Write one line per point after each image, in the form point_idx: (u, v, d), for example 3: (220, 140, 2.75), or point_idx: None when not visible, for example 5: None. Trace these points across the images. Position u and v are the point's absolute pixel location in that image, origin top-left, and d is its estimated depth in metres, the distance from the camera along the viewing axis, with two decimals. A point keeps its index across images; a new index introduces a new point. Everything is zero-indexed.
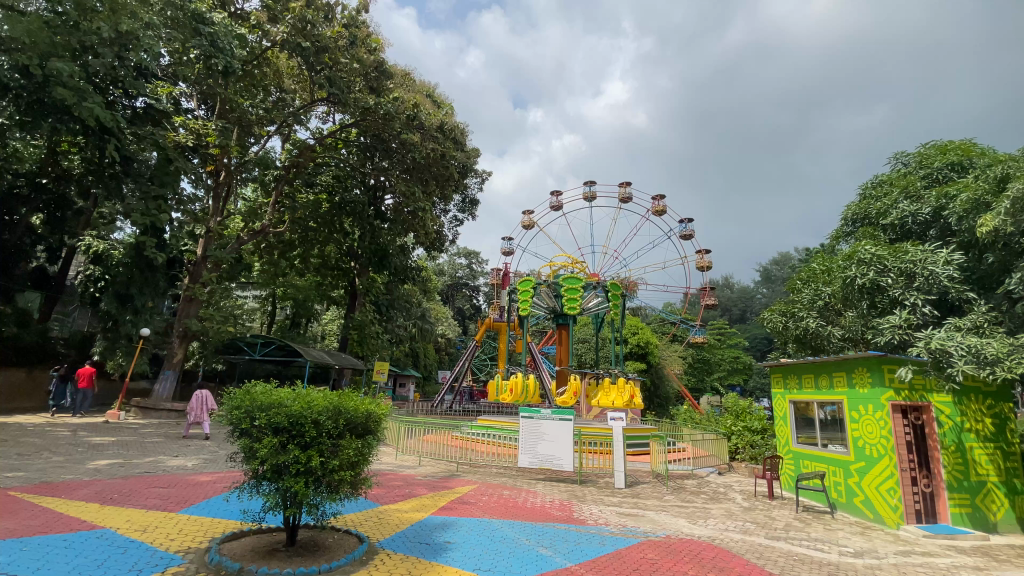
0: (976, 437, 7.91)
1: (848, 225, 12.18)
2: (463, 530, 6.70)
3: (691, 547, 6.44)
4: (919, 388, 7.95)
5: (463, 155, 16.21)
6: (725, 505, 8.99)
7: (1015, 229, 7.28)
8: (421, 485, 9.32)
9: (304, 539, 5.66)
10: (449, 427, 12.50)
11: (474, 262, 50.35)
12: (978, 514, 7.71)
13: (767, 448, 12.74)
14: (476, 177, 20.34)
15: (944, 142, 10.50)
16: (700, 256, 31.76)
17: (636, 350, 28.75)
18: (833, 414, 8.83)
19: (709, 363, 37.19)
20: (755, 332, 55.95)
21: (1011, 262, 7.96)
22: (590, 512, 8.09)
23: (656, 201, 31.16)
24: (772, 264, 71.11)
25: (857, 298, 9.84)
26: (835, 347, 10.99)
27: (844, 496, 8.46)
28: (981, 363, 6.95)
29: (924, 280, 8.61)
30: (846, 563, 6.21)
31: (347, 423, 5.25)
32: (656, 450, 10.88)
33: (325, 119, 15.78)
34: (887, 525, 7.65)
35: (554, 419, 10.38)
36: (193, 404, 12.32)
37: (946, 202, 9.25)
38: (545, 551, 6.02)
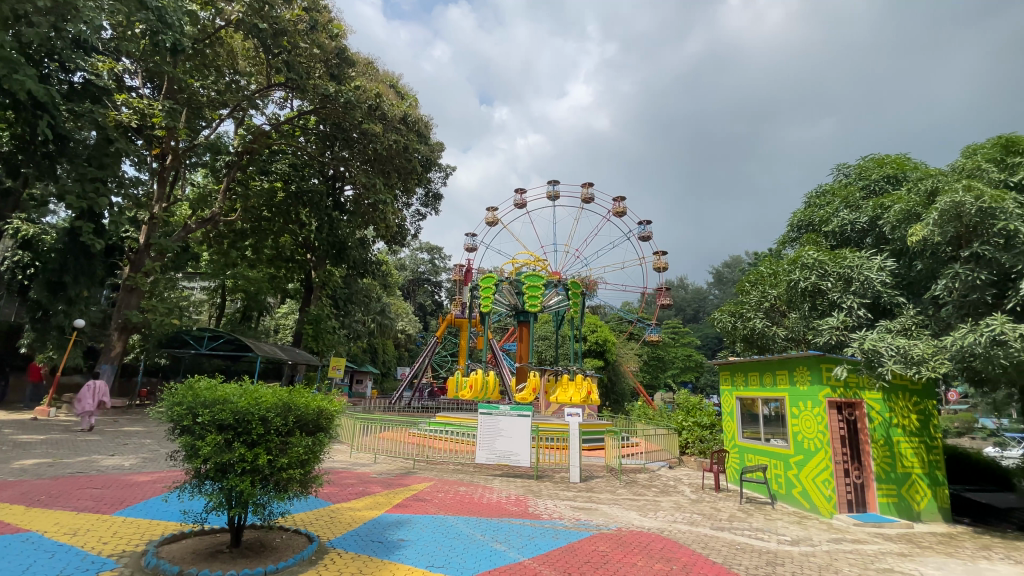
0: (902, 431, 8.50)
1: (793, 231, 12.80)
2: (418, 527, 6.64)
3: (641, 539, 6.63)
4: (853, 386, 8.47)
5: (427, 148, 15.94)
6: (675, 497, 9.32)
7: (942, 240, 7.88)
8: (376, 483, 9.19)
9: (250, 540, 5.47)
10: (407, 424, 12.35)
11: (437, 257, 49.92)
12: (903, 503, 8.29)
13: (715, 442, 13.29)
14: (439, 171, 20.11)
15: (881, 156, 11.18)
16: (658, 256, 32.63)
17: (595, 348, 29.27)
18: (776, 410, 9.30)
19: (663, 360, 38.36)
20: (707, 331, 58.19)
21: (936, 270, 8.61)
22: (545, 506, 8.19)
23: (617, 202, 31.74)
24: (724, 266, 74.03)
25: (799, 300, 10.41)
26: (779, 347, 11.57)
27: (784, 488, 8.95)
28: (909, 363, 7.49)
29: (860, 285, 9.23)
30: (784, 551, 6.56)
31: (297, 419, 5.09)
32: (611, 445, 11.16)
33: (283, 105, 15.16)
34: (822, 514, 8.14)
35: (512, 415, 10.43)
36: (82, 391, 11.73)
37: (881, 213, 9.88)
38: (499, 546, 6.05)
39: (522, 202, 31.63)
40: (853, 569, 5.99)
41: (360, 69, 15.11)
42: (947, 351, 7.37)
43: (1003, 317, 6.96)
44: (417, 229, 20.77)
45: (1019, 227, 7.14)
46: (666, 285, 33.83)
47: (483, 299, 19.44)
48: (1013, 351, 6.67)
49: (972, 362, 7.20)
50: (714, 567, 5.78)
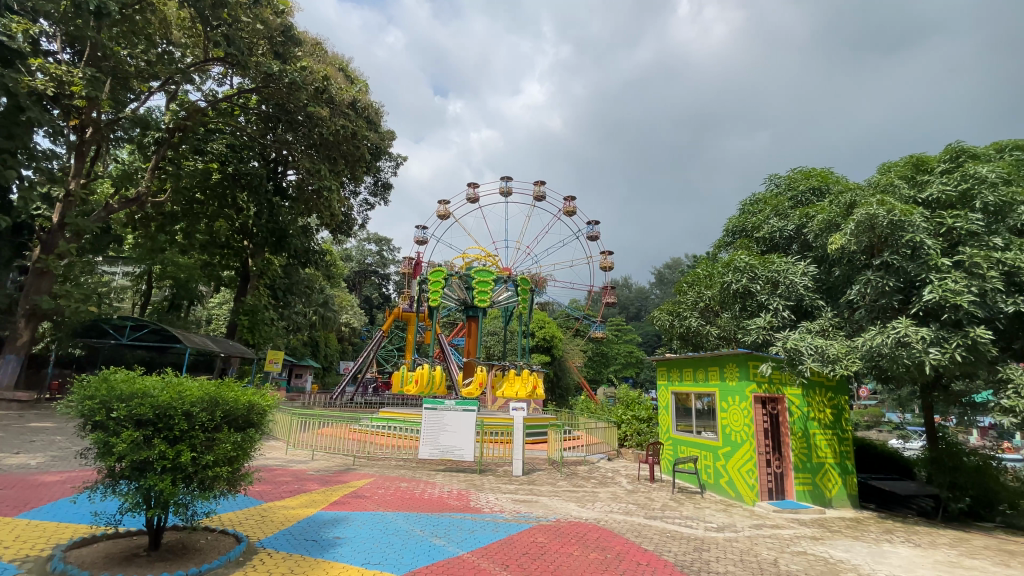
0: (817, 424, 9.19)
1: (728, 236, 13.51)
2: (356, 524, 6.49)
3: (578, 529, 6.81)
4: (776, 382, 9.09)
5: (376, 136, 15.49)
6: (612, 488, 9.66)
7: (857, 248, 8.60)
8: (312, 480, 8.90)
9: (171, 542, 5.15)
10: (349, 419, 12.04)
11: (386, 248, 48.77)
12: (817, 491, 8.97)
13: (652, 435, 13.87)
14: (390, 161, 19.62)
15: (808, 168, 11.95)
16: (605, 256, 33.47)
17: (542, 343, 29.69)
18: (708, 404, 9.82)
19: (607, 356, 39.58)
20: (647, 329, 60.63)
21: (852, 276, 9.37)
22: (487, 500, 8.24)
23: (568, 201, 32.22)
24: (666, 266, 77.15)
25: (731, 301, 11.08)
26: (712, 344, 12.23)
27: (713, 477, 9.49)
28: (825, 361, 8.14)
29: (785, 289, 9.93)
30: (710, 537, 6.96)
31: (225, 414, 4.82)
32: (553, 438, 11.38)
33: (221, 81, 14.25)
34: (746, 501, 8.70)
35: (457, 410, 10.40)
36: None
37: (806, 222, 10.62)
38: (438, 541, 6.03)
39: (474, 197, 31.45)
40: (771, 552, 6.44)
41: (307, 49, 14.44)
42: (859, 351, 8.05)
43: (907, 321, 7.68)
44: (365, 219, 20.17)
45: (923, 240, 7.90)
46: (612, 284, 34.81)
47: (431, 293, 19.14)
48: (914, 351, 7.39)
49: (879, 361, 7.92)
50: (646, 554, 6.03)
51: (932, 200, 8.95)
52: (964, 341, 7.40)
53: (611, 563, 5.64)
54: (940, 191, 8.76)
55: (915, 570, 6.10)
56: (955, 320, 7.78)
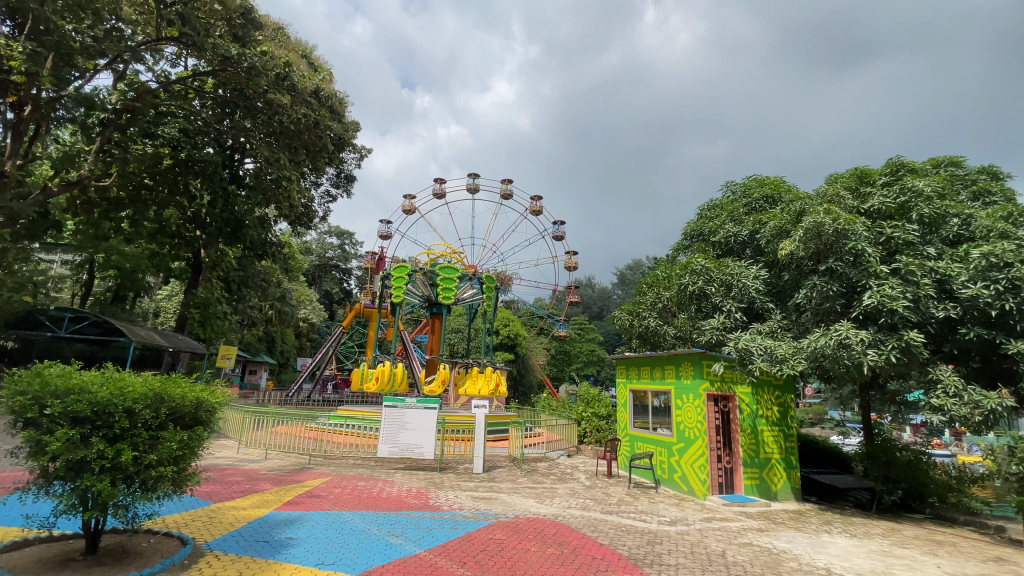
0: (765, 421, 9.63)
1: (686, 239, 13.96)
2: (311, 524, 6.35)
3: (536, 525, 6.89)
4: (728, 380, 9.48)
5: (340, 127, 15.12)
6: (571, 484, 9.83)
7: (805, 254, 9.07)
8: (265, 480, 8.62)
9: (109, 546, 4.88)
10: (305, 417, 11.76)
11: (347, 242, 47.63)
12: (764, 485, 9.39)
13: (610, 431, 14.18)
14: (354, 153, 19.18)
15: (762, 177, 12.47)
16: (569, 255, 33.90)
17: (506, 341, 29.76)
18: (663, 402, 10.15)
19: (569, 355, 40.10)
20: (609, 329, 61.88)
21: (799, 280, 9.87)
22: (446, 498, 8.22)
23: (534, 200, 32.43)
24: (628, 267, 78.86)
25: (687, 302, 11.48)
26: (669, 343, 12.61)
27: (667, 473, 9.81)
28: (773, 361, 8.55)
29: (738, 291, 10.36)
30: (663, 531, 7.19)
31: (170, 412, 4.62)
32: (514, 435, 11.46)
33: (175, 62, 13.56)
34: (697, 496, 9.02)
35: (418, 408, 10.32)
36: None
37: (759, 228, 11.10)
38: (395, 540, 5.98)
39: (441, 193, 31.19)
40: (720, 544, 6.71)
41: (268, 33, 13.93)
42: (804, 351, 8.49)
43: (848, 324, 8.16)
44: (326, 211, 19.62)
45: (864, 248, 8.41)
46: (576, 284, 35.29)
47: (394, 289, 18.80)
48: (854, 353, 7.86)
49: (822, 361, 8.38)
50: (602, 548, 6.16)
51: (874, 210, 9.53)
52: (898, 344, 7.93)
53: (567, 558, 5.74)
54: (881, 203, 9.34)
55: (851, 558, 6.51)
56: (891, 323, 8.31)
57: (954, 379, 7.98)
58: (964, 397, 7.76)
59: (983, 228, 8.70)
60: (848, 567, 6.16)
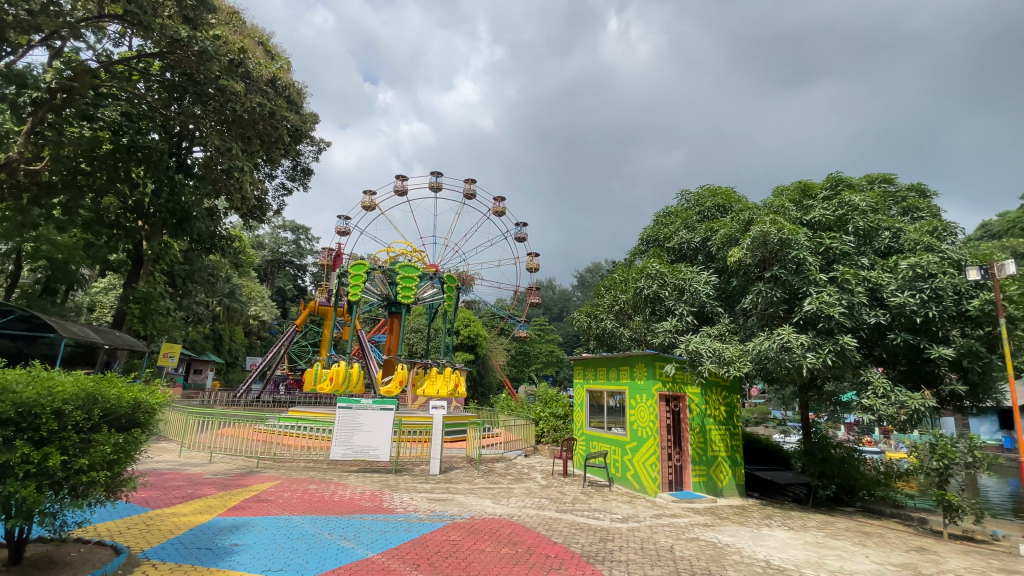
0: (713, 420, 10.04)
1: (642, 244, 14.36)
2: (258, 530, 6.13)
3: (491, 525, 6.92)
4: (679, 381, 9.84)
5: (297, 118, 14.57)
6: (527, 484, 9.92)
7: (752, 262, 9.54)
8: (209, 484, 8.23)
9: (33, 557, 4.53)
10: (254, 418, 11.31)
11: (303, 237, 46.10)
12: (711, 482, 9.79)
13: (567, 431, 14.43)
14: (312, 146, 18.60)
15: (714, 186, 13.00)
16: (531, 257, 34.19)
17: (466, 342, 29.58)
18: (618, 402, 10.43)
19: (529, 355, 40.38)
20: (568, 330, 62.90)
21: (746, 286, 10.37)
22: (401, 500, 8.11)
23: (497, 201, 32.50)
24: (588, 269, 80.27)
25: (642, 306, 11.83)
26: (625, 344, 12.93)
27: (621, 471, 10.09)
28: (722, 363, 8.94)
29: (690, 295, 10.78)
30: (615, 528, 7.38)
31: (105, 413, 4.36)
32: (472, 436, 11.43)
33: (119, 42, 12.72)
34: (649, 493, 9.31)
35: (374, 409, 10.13)
36: None
37: (711, 235, 11.59)
38: (347, 544, 5.86)
39: (402, 190, 30.71)
40: (668, 540, 6.95)
41: (222, 17, 13.22)
42: (750, 354, 8.92)
43: (790, 328, 8.64)
44: (281, 204, 18.92)
45: (805, 257, 8.92)
46: (537, 285, 35.63)
47: (351, 287, 18.35)
48: (794, 356, 8.33)
49: (766, 364, 8.84)
50: (555, 547, 6.26)
51: (815, 221, 10.12)
52: (834, 347, 8.45)
53: (521, 558, 5.79)
54: (821, 215, 9.93)
55: (788, 550, 6.90)
56: (828, 328, 8.84)
57: (883, 381, 8.59)
58: (892, 397, 8.38)
59: (910, 241, 9.40)
60: (785, 559, 6.52)
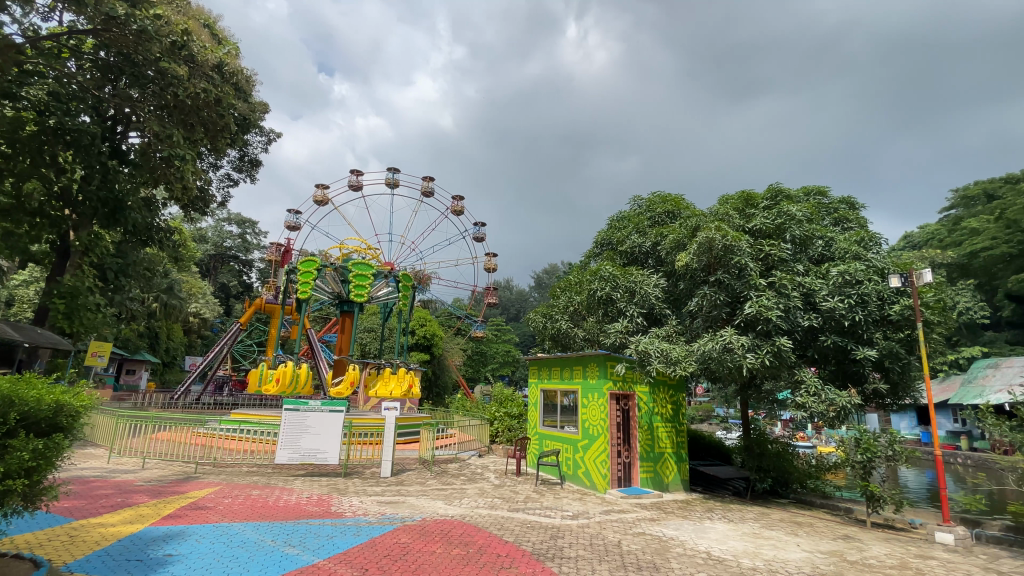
0: (660, 418, 10.41)
1: (597, 247, 14.67)
2: (195, 539, 5.82)
3: (443, 527, 6.89)
4: (629, 380, 10.12)
5: (245, 107, 13.73)
6: (480, 484, 9.92)
7: (698, 266, 9.98)
8: (141, 492, 7.73)
9: None
10: (192, 421, 10.70)
11: (249, 231, 44.06)
12: (658, 477, 10.14)
13: (521, 431, 14.56)
14: (261, 136, 17.80)
15: (664, 193, 13.45)
16: (489, 257, 34.20)
17: (421, 341, 29.17)
18: (571, 401, 10.62)
19: (485, 356, 40.33)
20: (524, 330, 63.41)
21: (692, 289, 10.81)
22: (350, 504, 7.92)
23: (456, 200, 32.30)
24: (544, 271, 81.14)
25: (595, 307, 12.11)
26: (578, 345, 13.19)
27: (572, 468, 10.30)
28: (669, 362, 9.28)
29: (640, 298, 11.13)
30: (565, 525, 7.51)
31: (21, 417, 4.03)
32: (426, 437, 11.31)
33: (46, 15, 11.67)
34: (598, 490, 9.54)
35: (322, 411, 9.82)
36: None
37: (660, 240, 12.01)
38: (292, 550, 5.66)
39: (357, 186, 29.96)
40: (616, 535, 7.14)
41: None
42: (695, 355, 9.32)
43: (732, 330, 9.09)
44: (225, 196, 17.99)
45: (747, 262, 9.38)
46: (495, 286, 35.69)
47: (301, 284, 17.71)
48: (735, 356, 8.77)
49: (709, 363, 9.26)
50: (506, 546, 6.31)
51: (756, 229, 10.66)
52: (772, 348, 8.95)
53: (472, 558, 5.80)
54: (762, 223, 10.46)
55: (727, 541, 7.25)
56: (766, 330, 9.36)
57: (815, 380, 9.18)
58: (822, 395, 8.99)
59: (841, 250, 10.09)
60: (724, 549, 6.85)
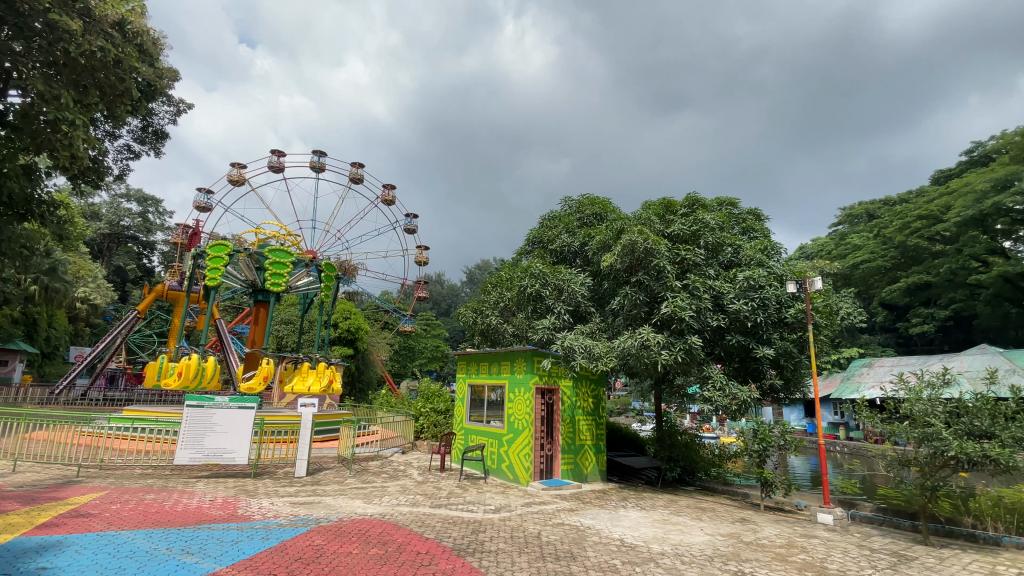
0: (582, 412, 10.79)
1: (528, 245, 14.85)
2: (74, 549, 5.19)
3: (361, 526, 6.68)
4: (554, 375, 10.36)
5: (153, 71, 12.25)
6: (402, 481, 9.73)
7: (621, 266, 10.46)
8: (7, 500, 6.74)
9: None
10: (76, 418, 9.51)
11: (151, 210, 39.86)
12: (577, 469, 10.51)
13: (447, 426, 14.50)
14: (168, 105, 16.14)
15: (594, 196, 13.91)
16: (419, 250, 33.61)
17: (345, 335, 27.96)
18: (498, 396, 10.73)
19: (412, 351, 39.58)
20: (453, 325, 63.08)
21: (615, 288, 11.30)
22: (259, 506, 7.45)
23: (386, 189, 31.34)
24: (476, 266, 80.95)
25: (525, 303, 12.31)
26: (507, 340, 13.53)
27: (497, 463, 10.42)
28: (591, 358, 9.65)
29: (567, 295, 11.50)
30: (487, 519, 7.57)
31: None
32: (346, 434, 10.91)
33: None
34: (521, 482, 9.73)
35: (231, 408, 9.15)
36: None
37: (588, 241, 12.45)
38: (190, 558, 5.22)
39: (279, 167, 28.14)
40: (536, 527, 7.31)
41: None
42: (615, 351, 9.75)
43: (649, 328, 9.58)
44: (123, 168, 16.10)
45: (664, 265, 9.96)
46: (425, 279, 35.17)
47: (210, 270, 16.29)
48: (652, 352, 9.27)
49: (628, 359, 9.76)
50: (426, 543, 6.23)
51: (674, 235, 11.35)
52: (684, 346, 9.56)
53: (390, 557, 5.65)
54: (680, 229, 11.13)
55: (639, 528, 7.68)
56: (679, 329, 9.97)
57: (720, 376, 9.94)
58: (726, 390, 9.77)
59: (748, 256, 10.96)
60: (636, 536, 7.25)
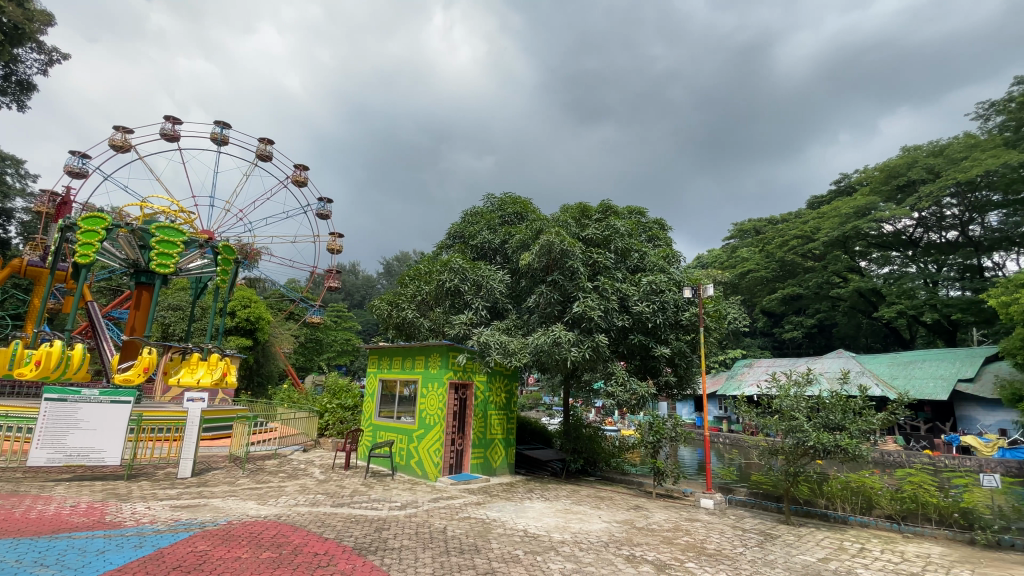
0: (494, 407, 10.96)
1: (449, 239, 14.75)
2: None
3: (253, 529, 6.25)
4: (468, 370, 10.40)
5: (21, 12, 10.54)
6: (301, 480, 9.26)
7: (538, 266, 10.74)
8: None
9: None
10: None
11: (9, 171, 34.05)
12: (487, 463, 10.64)
13: (353, 423, 14.02)
14: (39, 54, 13.97)
15: (516, 195, 14.11)
16: (333, 238, 32.02)
17: (244, 325, 25.88)
18: (410, 391, 10.56)
19: (320, 344, 37.67)
20: (366, 318, 60.94)
21: (532, 286, 11.59)
22: (132, 511, 6.70)
23: (298, 170, 29.47)
24: (393, 257, 78.75)
25: (443, 297, 12.22)
26: (422, 334, 13.12)
27: (406, 459, 10.25)
28: (506, 354, 9.84)
29: (485, 291, 11.60)
30: (392, 516, 7.44)
31: None
32: (239, 431, 10.16)
33: None
34: (429, 478, 9.66)
35: (101, 402, 8.14)
36: None
37: (508, 239, 12.65)
38: (41, 572, 4.59)
39: (174, 136, 25.36)
40: (442, 522, 7.31)
41: None
42: (529, 347, 10.01)
43: (561, 326, 9.94)
44: None
45: (578, 266, 10.41)
46: (337, 269, 33.61)
47: (81, 246, 14.27)
48: (562, 349, 9.62)
49: (541, 355, 10.07)
50: (325, 543, 5.99)
51: (588, 238, 11.87)
52: (592, 344, 10.05)
53: (284, 560, 5.38)
54: (593, 233, 11.64)
55: (543, 518, 7.99)
56: (588, 328, 10.45)
57: (623, 372, 10.61)
58: (627, 386, 10.43)
59: (652, 262, 11.75)
60: (539, 526, 7.52)
